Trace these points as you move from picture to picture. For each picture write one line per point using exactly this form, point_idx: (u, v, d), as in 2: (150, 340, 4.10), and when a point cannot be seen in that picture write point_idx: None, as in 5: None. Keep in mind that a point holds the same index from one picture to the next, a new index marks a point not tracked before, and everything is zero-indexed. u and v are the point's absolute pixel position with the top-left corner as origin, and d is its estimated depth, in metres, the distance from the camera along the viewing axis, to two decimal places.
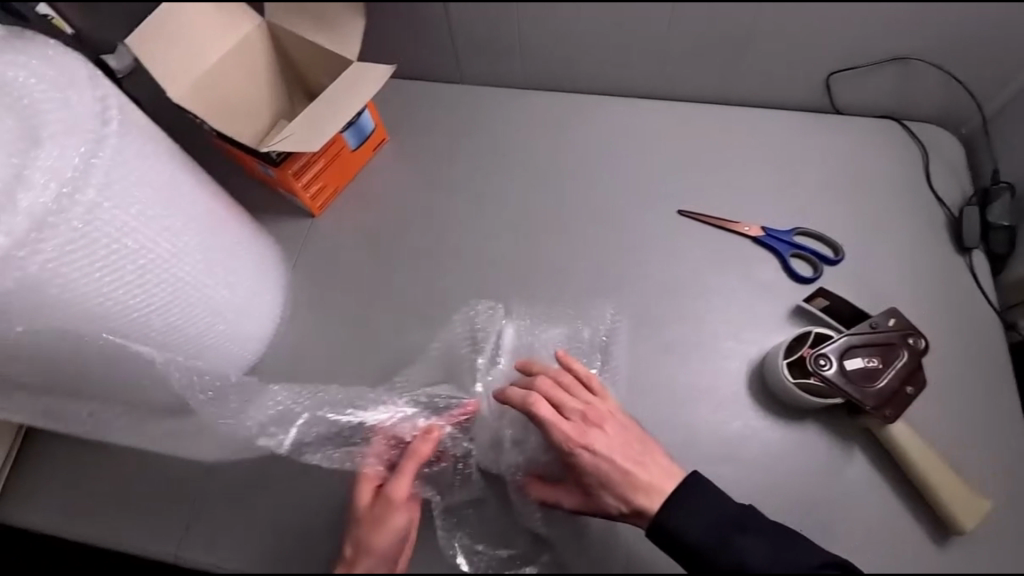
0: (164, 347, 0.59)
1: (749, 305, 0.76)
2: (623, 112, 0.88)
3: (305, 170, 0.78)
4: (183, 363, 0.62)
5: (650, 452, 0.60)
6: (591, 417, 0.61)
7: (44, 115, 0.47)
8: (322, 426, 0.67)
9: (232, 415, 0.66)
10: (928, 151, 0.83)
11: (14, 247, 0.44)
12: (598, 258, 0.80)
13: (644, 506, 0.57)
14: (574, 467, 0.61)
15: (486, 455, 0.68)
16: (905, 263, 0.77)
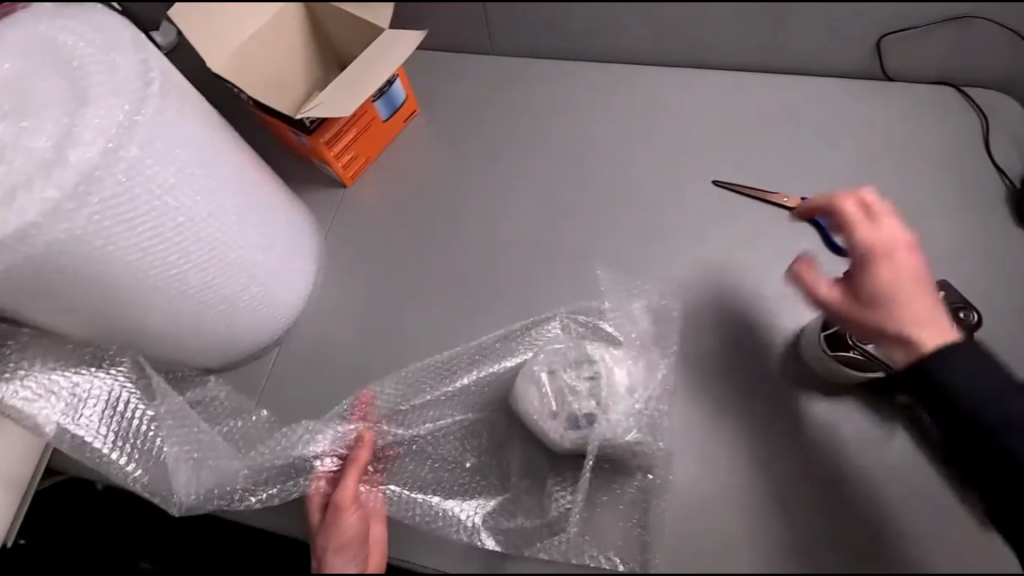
0: (180, 326, 0.61)
1: (785, 279, 0.73)
2: (656, 82, 0.86)
3: (336, 139, 0.79)
4: (201, 340, 0.66)
5: (934, 303, 0.53)
6: (894, 274, 0.53)
7: (94, 77, 0.50)
8: (273, 468, 0.65)
9: (176, 459, 0.65)
10: (987, 117, 0.78)
11: (63, 199, 0.46)
12: (627, 231, 0.78)
13: (921, 339, 0.52)
14: (855, 316, 0.55)
15: (556, 429, 0.60)
16: (958, 236, 0.73)
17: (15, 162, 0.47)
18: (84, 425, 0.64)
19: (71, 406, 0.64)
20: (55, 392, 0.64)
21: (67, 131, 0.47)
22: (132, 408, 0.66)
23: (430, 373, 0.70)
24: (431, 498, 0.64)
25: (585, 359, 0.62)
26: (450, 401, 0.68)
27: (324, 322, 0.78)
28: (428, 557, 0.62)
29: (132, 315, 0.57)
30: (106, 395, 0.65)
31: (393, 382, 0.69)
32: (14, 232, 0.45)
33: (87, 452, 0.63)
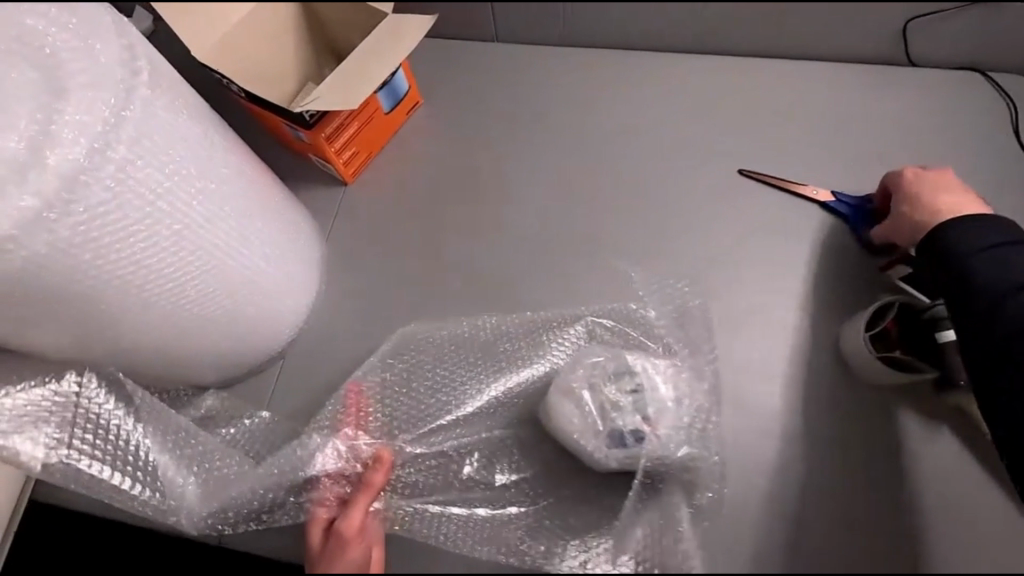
0: (173, 343, 0.55)
1: (818, 274, 0.69)
2: (672, 72, 0.82)
3: (337, 133, 0.73)
4: (191, 357, 0.59)
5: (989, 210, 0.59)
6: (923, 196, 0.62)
7: (65, 61, 0.43)
8: (278, 488, 0.59)
9: (174, 477, 0.58)
10: (1016, 103, 0.75)
11: (42, 208, 0.39)
12: (651, 230, 0.74)
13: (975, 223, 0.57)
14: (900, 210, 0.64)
15: (600, 447, 0.54)
16: None
17: None
18: (71, 449, 0.56)
19: (55, 431, 0.56)
20: (31, 418, 0.55)
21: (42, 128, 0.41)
22: (122, 427, 0.58)
23: (426, 377, 0.65)
24: (449, 509, 0.59)
25: (625, 371, 0.55)
26: (452, 406, 0.64)
27: (325, 334, 0.71)
28: (461, 571, 0.58)
29: (122, 336, 0.51)
30: (89, 416, 0.57)
31: (390, 388, 0.65)
32: None
33: (80, 477, 0.56)
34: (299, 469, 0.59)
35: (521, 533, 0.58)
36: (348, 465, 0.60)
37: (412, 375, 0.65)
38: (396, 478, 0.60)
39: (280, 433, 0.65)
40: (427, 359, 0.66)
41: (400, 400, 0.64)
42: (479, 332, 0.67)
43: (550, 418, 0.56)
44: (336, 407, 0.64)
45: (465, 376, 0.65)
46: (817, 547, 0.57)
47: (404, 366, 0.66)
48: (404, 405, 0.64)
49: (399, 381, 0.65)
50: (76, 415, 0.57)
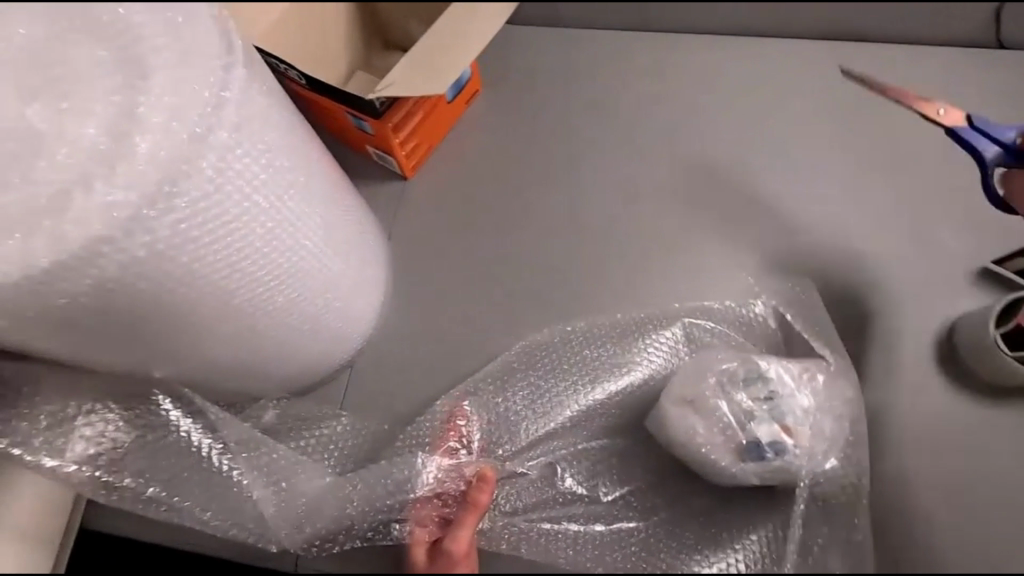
0: (254, 353, 0.50)
1: (938, 267, 0.62)
2: (765, 46, 0.74)
3: (403, 123, 0.68)
4: (265, 368, 0.53)
5: None
6: None
7: (150, 40, 0.37)
8: (371, 509, 0.54)
9: (253, 497, 0.53)
10: None
11: (144, 203, 0.34)
12: (752, 222, 0.67)
13: None
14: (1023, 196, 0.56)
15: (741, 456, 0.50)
16: None
17: (73, 159, 0.36)
18: (144, 472, 0.53)
19: (129, 453, 0.53)
20: (110, 439, 0.53)
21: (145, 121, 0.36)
22: (199, 444, 0.54)
23: (524, 384, 0.61)
24: (555, 525, 0.55)
25: (758, 376, 0.52)
26: (554, 414, 0.59)
27: (396, 344, 0.65)
28: None
29: (205, 347, 0.45)
30: (163, 437, 0.53)
31: (486, 396, 0.60)
32: (78, 252, 0.33)
33: (153, 503, 0.53)
34: (396, 487, 0.54)
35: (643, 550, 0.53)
36: (446, 483, 0.54)
37: (508, 387, 0.61)
38: (500, 494, 0.56)
39: (362, 440, 0.61)
40: (523, 366, 0.62)
41: (498, 413, 0.60)
42: (577, 335, 0.63)
43: (667, 430, 0.53)
44: (432, 422, 0.59)
45: (564, 386, 0.60)
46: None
47: (500, 374, 0.62)
48: (502, 419, 0.59)
49: (495, 393, 0.61)
50: (153, 432, 0.54)
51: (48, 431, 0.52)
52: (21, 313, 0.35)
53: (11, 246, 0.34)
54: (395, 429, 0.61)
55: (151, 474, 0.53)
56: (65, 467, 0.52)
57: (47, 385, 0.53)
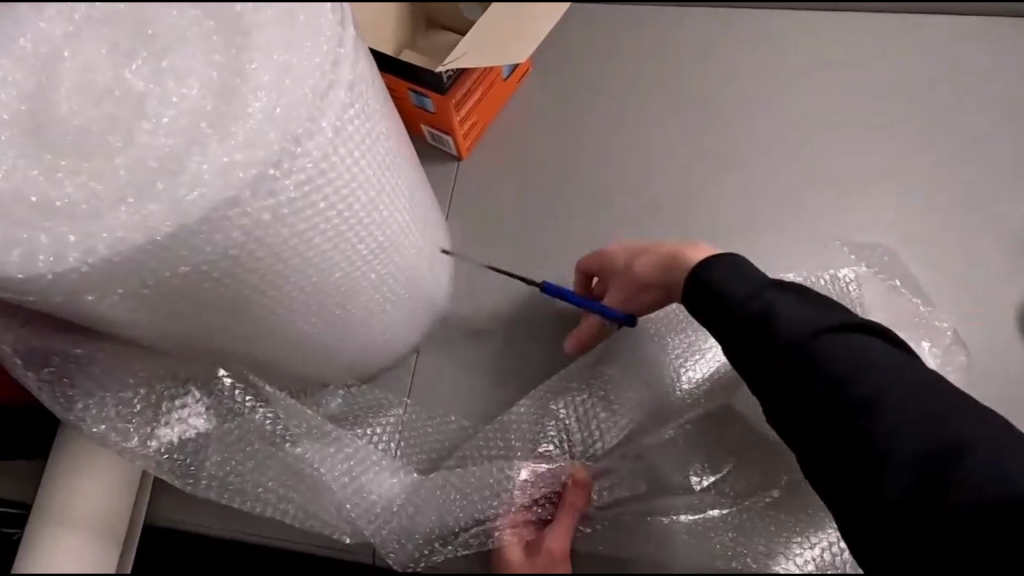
0: (341, 332, 0.48)
1: (1004, 242, 0.63)
2: (820, 24, 0.73)
3: (464, 100, 0.66)
4: (345, 348, 0.51)
5: None
6: None
7: None
8: (472, 519, 0.52)
9: (336, 499, 0.51)
10: None
11: (271, 162, 0.32)
12: (819, 204, 0.66)
13: None
14: None
15: None
16: None
17: (180, 121, 0.34)
18: (228, 462, 0.51)
19: (218, 442, 0.51)
20: (200, 427, 0.51)
21: (255, 81, 0.34)
22: (281, 437, 0.52)
23: (605, 382, 0.57)
24: (663, 520, 0.53)
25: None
26: (640, 406, 0.56)
27: (463, 330, 0.62)
28: None
29: (298, 326, 0.43)
30: (249, 427, 0.52)
31: (571, 393, 0.57)
32: (203, 215, 0.31)
33: (233, 494, 0.51)
34: (494, 494, 0.52)
35: (763, 557, 0.52)
36: (540, 501, 0.53)
37: (596, 384, 0.57)
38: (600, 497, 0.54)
39: (438, 430, 0.58)
40: (600, 360, 0.57)
41: (588, 413, 0.56)
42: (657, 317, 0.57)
43: None
44: (518, 427, 0.56)
45: (656, 375, 0.57)
46: None
47: (578, 368, 0.57)
48: (590, 417, 0.56)
49: (580, 393, 0.57)
50: (229, 423, 0.51)
51: (145, 412, 0.50)
52: (136, 281, 0.33)
53: (123, 210, 0.31)
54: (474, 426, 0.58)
55: (229, 466, 0.51)
56: (153, 452, 0.50)
57: (116, 360, 0.49)
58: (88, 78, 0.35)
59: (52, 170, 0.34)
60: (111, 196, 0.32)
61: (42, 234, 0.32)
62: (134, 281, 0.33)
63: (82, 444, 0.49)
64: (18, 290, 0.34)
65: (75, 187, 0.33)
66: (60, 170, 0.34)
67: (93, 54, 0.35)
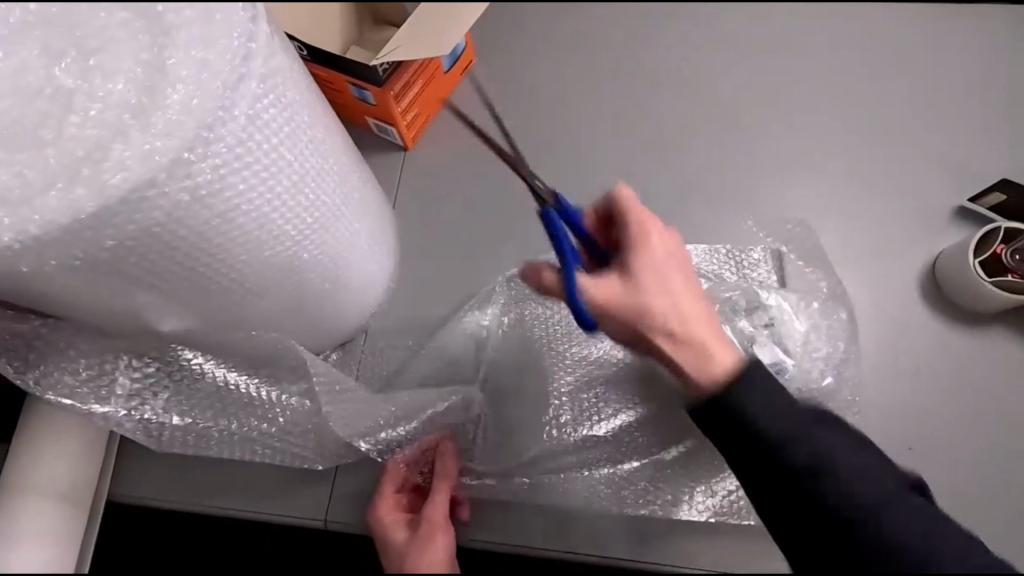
0: (280, 310, 0.52)
1: (910, 209, 0.67)
2: (742, 17, 0.78)
3: (404, 92, 0.69)
4: (287, 326, 0.54)
5: None
6: None
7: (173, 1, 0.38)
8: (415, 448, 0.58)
9: (295, 429, 0.57)
10: None
11: (186, 147, 0.35)
12: (741, 181, 0.70)
13: None
14: None
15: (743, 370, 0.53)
16: None
17: (107, 113, 0.37)
18: (188, 416, 0.56)
19: (175, 398, 0.56)
20: (153, 386, 0.55)
21: (175, 76, 0.37)
22: (235, 388, 0.57)
23: (534, 331, 0.64)
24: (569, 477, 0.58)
25: (758, 306, 0.56)
26: (565, 358, 0.62)
27: (408, 309, 0.67)
28: (610, 539, 0.57)
29: (234, 302, 0.47)
30: (201, 383, 0.56)
31: (498, 338, 0.64)
32: (123, 196, 0.34)
33: (199, 441, 0.56)
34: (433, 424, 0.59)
35: (680, 502, 0.57)
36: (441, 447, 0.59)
37: (524, 333, 0.64)
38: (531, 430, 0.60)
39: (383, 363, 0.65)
40: (534, 312, 0.64)
41: (516, 357, 0.63)
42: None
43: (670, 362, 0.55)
44: (453, 370, 0.63)
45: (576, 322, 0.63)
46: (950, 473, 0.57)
47: (507, 317, 0.65)
48: (521, 359, 0.63)
49: (510, 340, 0.64)
50: (186, 378, 0.56)
51: (91, 380, 0.53)
52: (67, 258, 0.36)
53: (53, 195, 0.34)
54: (410, 358, 0.64)
55: (191, 417, 0.56)
56: (112, 414, 0.54)
57: (58, 333, 0.52)
58: (21, 78, 0.39)
59: None
60: (42, 182, 0.35)
61: None
62: (65, 256, 0.36)
63: (46, 408, 0.54)
64: None
65: (9, 175, 0.36)
66: None
67: (27, 56, 0.39)
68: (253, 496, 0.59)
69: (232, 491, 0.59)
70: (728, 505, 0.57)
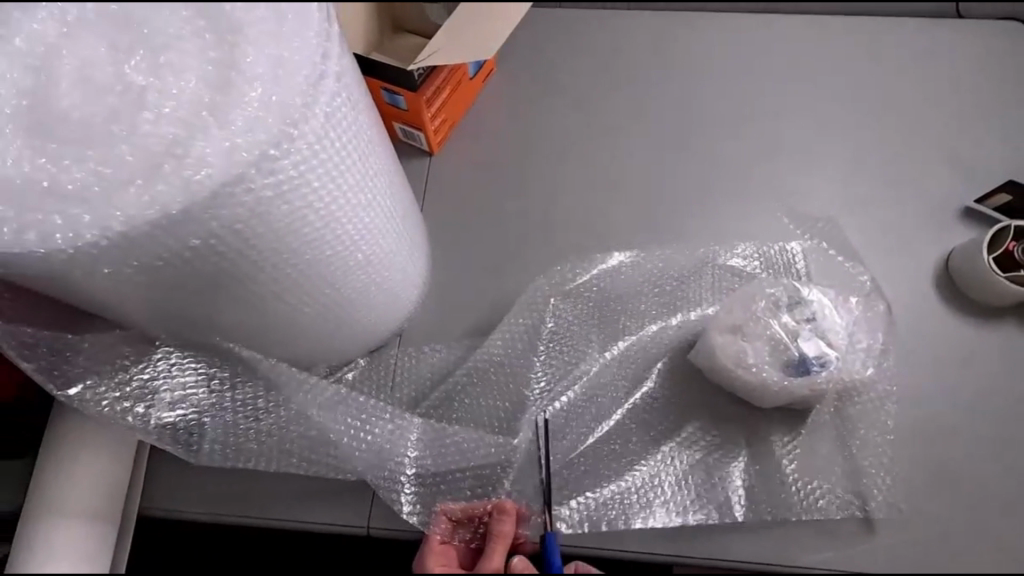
0: (328, 315, 0.51)
1: (921, 209, 0.70)
2: (753, 27, 0.80)
3: (435, 96, 0.70)
4: (333, 329, 0.54)
5: None
6: None
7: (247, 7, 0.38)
8: (464, 466, 0.59)
9: (341, 450, 0.56)
10: None
11: (272, 143, 0.35)
12: (763, 184, 0.72)
13: None
14: None
15: (784, 363, 0.57)
16: None
17: (181, 111, 0.36)
18: (227, 428, 0.56)
19: (216, 412, 0.55)
20: (195, 397, 0.55)
21: (250, 75, 0.37)
22: (280, 400, 0.56)
23: (572, 343, 0.66)
24: (620, 479, 0.60)
25: (799, 301, 0.59)
26: (601, 368, 0.64)
27: (443, 312, 0.67)
28: (658, 543, 0.57)
29: (290, 304, 0.46)
30: (243, 396, 0.56)
31: (536, 353, 0.65)
32: (213, 190, 0.34)
33: (238, 453, 0.56)
34: (483, 443, 0.59)
35: (724, 501, 0.58)
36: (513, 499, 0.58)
37: (561, 344, 0.65)
38: (577, 439, 0.62)
39: (414, 372, 0.64)
40: (572, 327, 0.66)
41: (558, 371, 0.64)
42: (624, 290, 0.68)
43: (718, 360, 0.58)
44: (497, 385, 0.63)
45: (609, 331, 0.66)
46: (978, 462, 0.59)
47: (544, 333, 0.65)
48: (562, 371, 0.64)
49: (548, 354, 0.65)
50: (228, 392, 0.55)
51: (139, 390, 0.53)
52: (147, 256, 0.35)
53: (135, 191, 0.34)
54: (445, 372, 0.64)
55: (230, 431, 0.56)
56: (154, 425, 0.54)
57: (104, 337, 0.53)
58: (86, 75, 0.38)
59: (58, 157, 0.36)
60: (121, 179, 0.35)
61: (56, 215, 0.34)
62: (147, 254, 0.35)
63: (85, 417, 0.53)
64: (33, 268, 0.36)
65: (85, 171, 0.35)
66: (66, 158, 0.36)
67: (91, 53, 0.38)
68: (291, 504, 0.57)
69: (270, 498, 0.57)
70: (771, 502, 0.58)
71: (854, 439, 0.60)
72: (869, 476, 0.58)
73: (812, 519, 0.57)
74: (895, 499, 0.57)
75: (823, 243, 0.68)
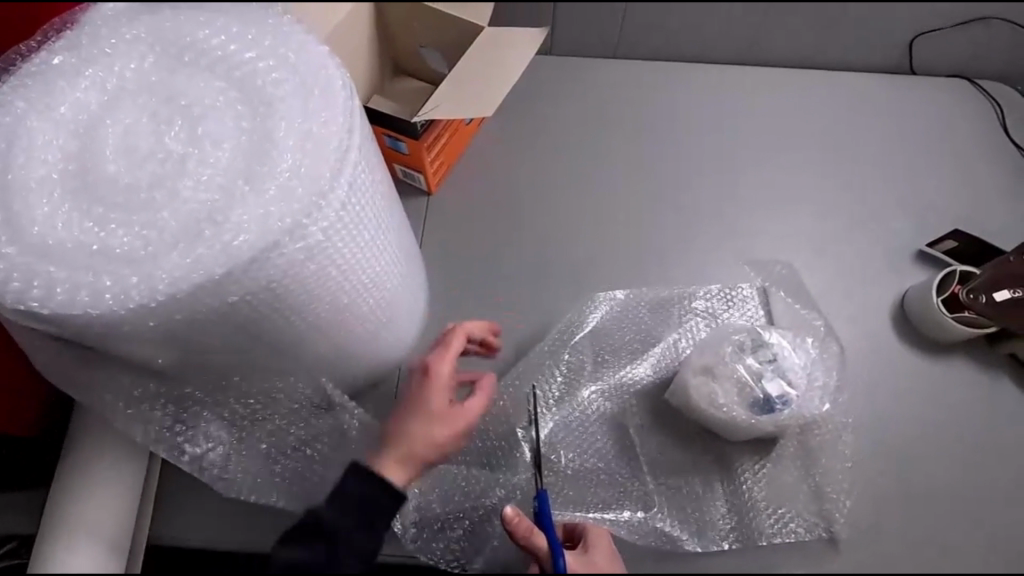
0: (336, 355, 0.55)
1: (877, 253, 0.77)
2: (728, 80, 0.87)
3: (435, 142, 0.75)
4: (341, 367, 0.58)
5: None
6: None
7: (276, 86, 0.43)
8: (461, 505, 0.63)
9: None
10: (1008, 96, 0.86)
11: (303, 212, 0.40)
12: (734, 230, 0.78)
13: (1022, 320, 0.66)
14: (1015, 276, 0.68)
15: (752, 400, 0.62)
16: (1011, 199, 0.80)
17: (217, 178, 0.40)
18: (243, 465, 0.59)
19: (233, 449, 0.59)
20: (220, 436, 0.59)
21: (278, 147, 0.41)
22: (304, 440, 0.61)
23: (561, 378, 0.70)
24: (604, 519, 0.63)
25: (763, 344, 0.64)
26: (588, 402, 0.69)
27: None
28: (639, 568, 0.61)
29: (306, 348, 0.50)
30: (260, 436, 0.60)
31: (530, 390, 0.69)
32: (250, 256, 0.38)
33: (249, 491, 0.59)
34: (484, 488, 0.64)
35: (695, 529, 0.63)
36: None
37: (551, 379, 0.70)
38: (570, 470, 0.66)
39: None
40: (562, 364, 0.71)
41: (548, 406, 0.69)
42: (611, 329, 0.73)
43: (690, 397, 0.64)
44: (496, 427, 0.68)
45: (595, 365, 0.71)
46: (928, 489, 0.64)
47: (536, 371, 0.70)
48: (552, 406, 0.69)
49: (539, 390, 0.69)
50: (252, 431, 0.59)
51: (175, 424, 0.57)
52: (188, 314, 0.40)
53: (179, 256, 0.38)
54: None
55: (245, 466, 0.60)
56: (186, 455, 0.58)
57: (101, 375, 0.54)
58: (129, 144, 0.42)
59: (105, 222, 0.40)
60: (166, 243, 0.39)
61: (105, 276, 0.38)
62: (186, 311, 0.39)
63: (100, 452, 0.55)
64: (81, 324, 0.39)
65: (131, 237, 0.39)
66: (111, 223, 0.40)
67: (133, 122, 0.42)
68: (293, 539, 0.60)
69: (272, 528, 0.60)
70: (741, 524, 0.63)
71: (817, 468, 0.66)
72: (830, 501, 0.64)
73: (780, 542, 0.62)
74: (857, 522, 0.63)
75: (790, 283, 0.75)
